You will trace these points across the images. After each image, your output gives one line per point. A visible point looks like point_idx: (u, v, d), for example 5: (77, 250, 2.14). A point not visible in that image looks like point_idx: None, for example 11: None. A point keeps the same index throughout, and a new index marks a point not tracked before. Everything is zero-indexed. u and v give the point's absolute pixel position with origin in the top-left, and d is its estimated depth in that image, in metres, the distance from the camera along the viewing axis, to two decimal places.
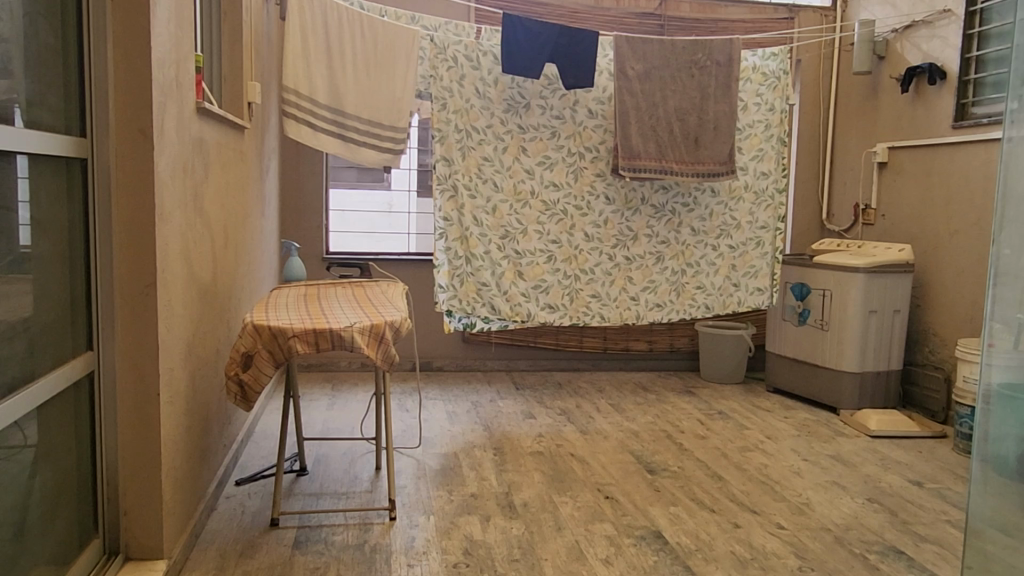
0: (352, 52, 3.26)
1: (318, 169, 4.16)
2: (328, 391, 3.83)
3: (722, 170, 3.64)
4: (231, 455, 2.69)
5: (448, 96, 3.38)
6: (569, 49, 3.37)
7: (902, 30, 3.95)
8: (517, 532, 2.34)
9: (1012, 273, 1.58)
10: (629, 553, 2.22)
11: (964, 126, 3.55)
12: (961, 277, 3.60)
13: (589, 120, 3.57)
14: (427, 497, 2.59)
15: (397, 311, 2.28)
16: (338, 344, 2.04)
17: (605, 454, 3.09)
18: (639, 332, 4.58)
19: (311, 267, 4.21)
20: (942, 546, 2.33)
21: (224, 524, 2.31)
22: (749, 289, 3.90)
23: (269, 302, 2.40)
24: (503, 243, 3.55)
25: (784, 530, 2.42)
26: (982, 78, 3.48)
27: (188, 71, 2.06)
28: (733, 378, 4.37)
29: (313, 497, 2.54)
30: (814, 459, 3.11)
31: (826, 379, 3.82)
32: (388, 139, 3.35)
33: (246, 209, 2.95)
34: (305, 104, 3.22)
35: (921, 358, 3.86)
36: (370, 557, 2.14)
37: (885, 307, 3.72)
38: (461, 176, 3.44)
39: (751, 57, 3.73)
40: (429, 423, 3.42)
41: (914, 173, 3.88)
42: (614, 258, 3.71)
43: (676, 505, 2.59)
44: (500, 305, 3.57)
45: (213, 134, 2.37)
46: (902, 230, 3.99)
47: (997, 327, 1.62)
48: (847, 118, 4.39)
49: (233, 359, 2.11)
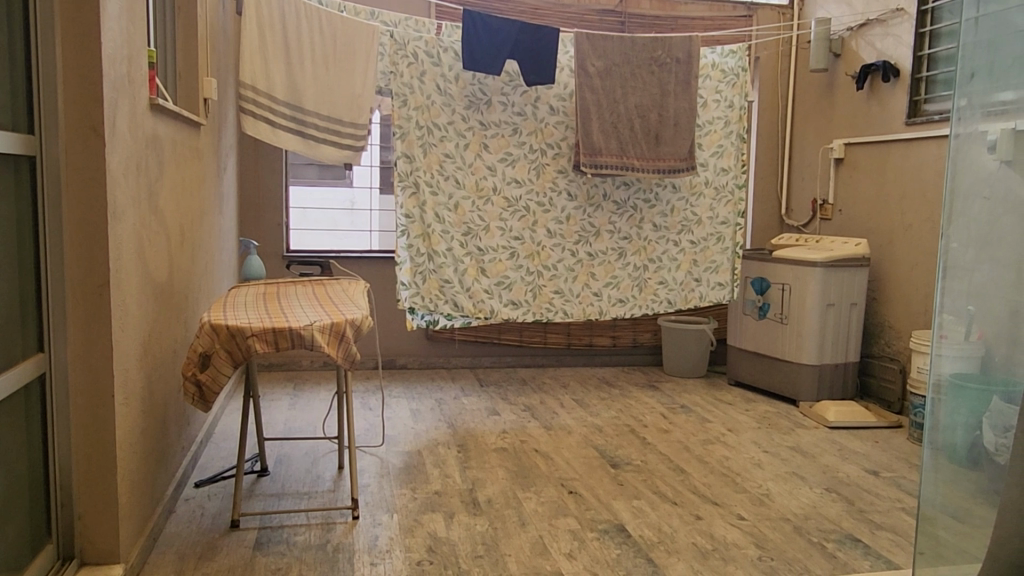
0: (310, 47, 3.24)
1: (278, 166, 4.11)
2: (290, 390, 3.80)
3: (683, 166, 3.69)
4: (190, 457, 2.65)
5: (408, 93, 3.36)
6: (530, 46, 3.38)
7: (856, 28, 4.03)
8: (481, 528, 2.34)
9: (962, 267, 1.60)
10: (592, 547, 2.24)
11: (917, 123, 3.63)
12: (915, 271, 3.69)
13: (550, 117, 3.58)
14: (390, 495, 2.58)
15: (357, 309, 2.26)
16: (298, 343, 2.02)
17: (569, 449, 3.10)
18: (603, 328, 4.61)
19: (272, 265, 4.16)
20: (897, 533, 2.39)
21: (184, 527, 2.28)
22: (710, 285, 3.94)
23: (227, 302, 2.35)
24: (466, 240, 3.54)
25: (745, 521, 2.46)
26: (933, 75, 3.56)
27: (141, 66, 2.02)
28: (695, 372, 4.43)
29: (275, 498, 2.52)
30: (774, 451, 3.16)
31: (786, 371, 3.89)
32: (348, 135, 3.32)
33: (203, 208, 2.90)
34: (263, 100, 3.19)
35: (878, 350, 3.95)
36: (333, 556, 2.13)
37: (842, 300, 3.80)
38: (423, 172, 3.42)
39: (710, 54, 3.77)
40: (393, 422, 3.41)
41: (870, 169, 3.96)
42: (577, 254, 3.73)
43: (639, 499, 2.61)
44: (463, 302, 3.57)
45: (168, 131, 2.33)
46: (858, 224, 4.07)
47: (947, 318, 1.62)
48: (804, 115, 4.47)
49: (190, 359, 2.08)
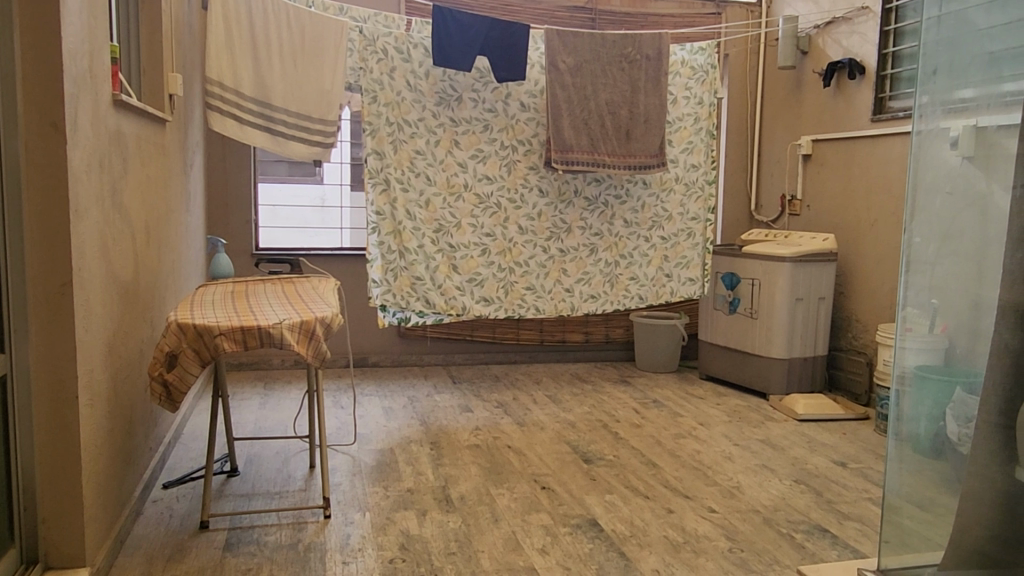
0: (278, 43, 3.21)
1: (246, 163, 4.07)
2: (260, 389, 3.77)
3: (653, 163, 3.71)
4: (158, 459, 2.62)
5: (378, 89, 3.34)
6: (500, 42, 3.38)
7: (823, 26, 4.08)
8: (454, 525, 2.34)
9: (925, 262, 1.60)
10: (564, 542, 2.24)
11: (882, 120, 3.69)
12: (881, 265, 3.75)
13: (521, 113, 3.58)
14: (362, 494, 2.56)
15: (328, 307, 2.25)
16: (267, 342, 2.00)
17: (541, 445, 3.11)
18: (575, 324, 4.63)
19: (241, 264, 4.12)
20: (863, 523, 2.43)
21: (151, 529, 2.25)
22: (680, 280, 3.96)
23: (195, 301, 2.32)
24: (437, 237, 3.53)
25: (716, 513, 2.48)
26: (898, 73, 3.62)
27: (103, 62, 1.98)
28: (667, 367, 4.46)
29: (244, 498, 2.49)
30: (744, 444, 3.20)
31: (756, 365, 3.93)
32: (317, 132, 3.30)
33: (169, 206, 2.86)
34: (230, 97, 3.15)
35: (845, 343, 4.00)
36: (304, 556, 2.12)
37: (811, 294, 3.84)
38: (393, 169, 3.40)
39: (680, 51, 3.80)
40: (365, 420, 3.40)
41: (837, 164, 4.01)
42: (548, 251, 3.74)
43: (611, 493, 2.63)
44: (435, 299, 3.56)
45: (132, 127, 2.30)
46: (826, 219, 4.12)
47: (911, 312, 1.62)
48: (773, 112, 4.52)
49: (157, 359, 2.05)
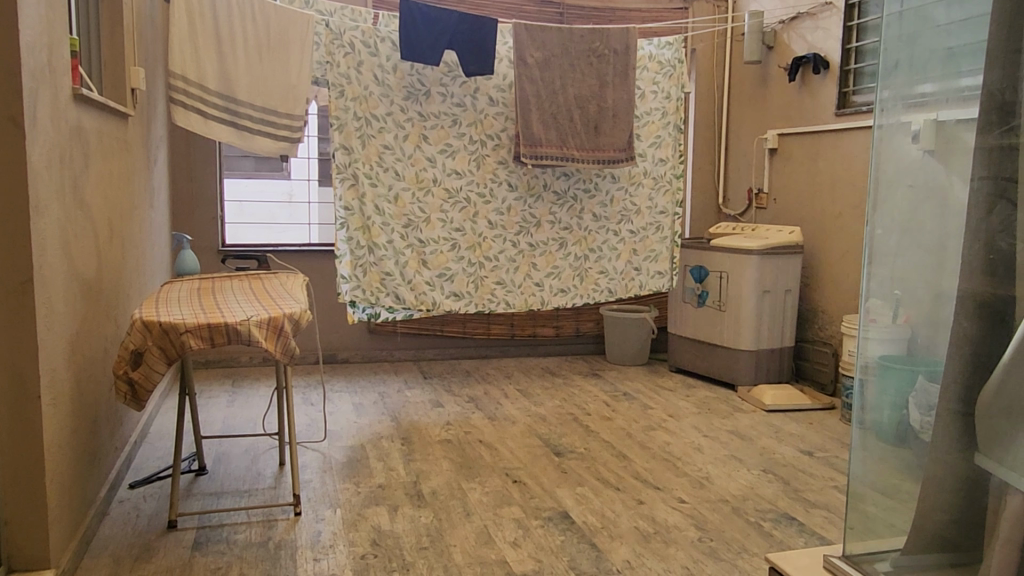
0: (242, 36, 3.18)
1: (211, 158, 4.01)
2: (227, 387, 3.73)
3: (621, 157, 3.73)
4: (123, 458, 2.58)
5: (345, 83, 3.31)
6: (468, 37, 3.38)
7: (788, 21, 4.12)
8: (426, 520, 2.34)
9: (887, 254, 1.58)
10: (536, 534, 2.26)
11: (847, 114, 3.74)
12: (845, 258, 3.81)
13: (490, 108, 3.57)
14: (333, 490, 2.55)
15: (296, 303, 2.23)
16: (234, 338, 1.98)
17: (512, 439, 3.12)
18: (546, 318, 4.65)
19: (207, 260, 4.07)
20: (830, 510, 2.47)
21: (118, 529, 2.22)
22: (649, 273, 3.99)
23: (159, 298, 2.28)
24: (406, 232, 3.51)
25: (685, 503, 2.51)
26: (862, 68, 3.67)
27: (62, 55, 1.94)
28: (637, 359, 4.49)
29: (213, 497, 2.47)
30: (714, 435, 3.23)
31: (724, 357, 3.98)
32: (283, 126, 3.27)
33: (132, 202, 2.82)
34: (194, 91, 3.12)
35: (811, 334, 4.06)
36: (274, 554, 2.10)
37: (777, 286, 3.89)
38: (362, 164, 3.38)
39: (647, 46, 3.81)
40: (335, 416, 3.37)
41: (802, 159, 4.07)
42: (518, 245, 3.74)
43: (582, 486, 2.64)
44: (405, 294, 3.55)
45: (94, 123, 2.26)
46: (792, 212, 4.18)
47: (874, 304, 1.60)
48: (740, 106, 4.57)
49: (122, 357, 2.02)
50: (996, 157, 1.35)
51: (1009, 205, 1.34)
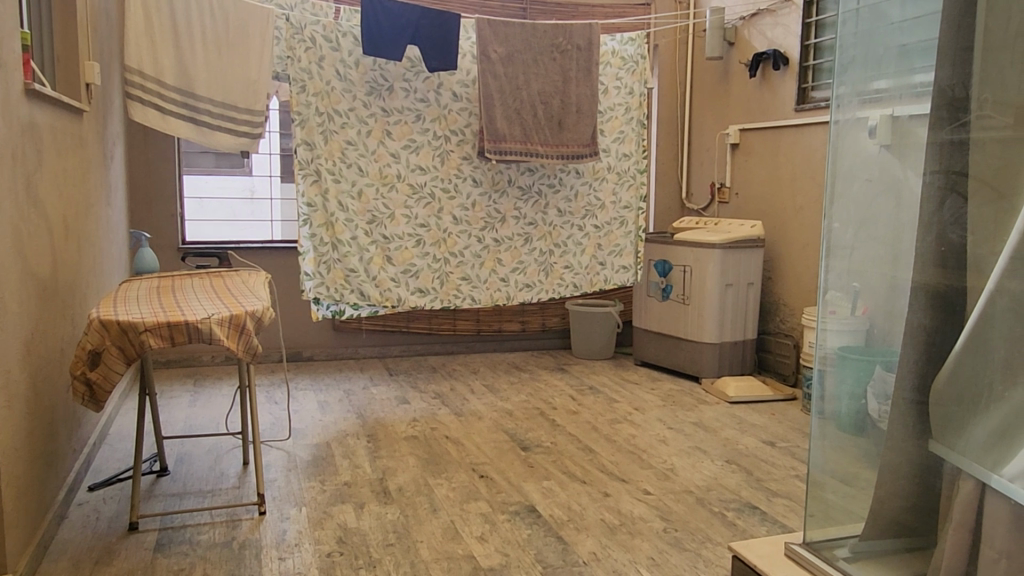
0: (200, 31, 3.16)
1: (170, 155, 3.95)
2: (189, 387, 3.67)
3: (586, 152, 3.76)
4: (82, 460, 2.53)
5: (306, 78, 3.26)
6: (431, 32, 3.37)
7: (748, 17, 4.18)
8: (392, 516, 2.33)
9: (844, 247, 1.61)
10: (503, 528, 2.27)
11: (806, 110, 3.80)
12: (806, 251, 3.87)
13: (453, 103, 3.56)
14: (298, 489, 2.53)
15: (257, 301, 2.20)
16: (195, 337, 1.95)
17: (479, 434, 3.12)
18: (511, 314, 4.66)
19: (166, 258, 4.00)
20: (791, 499, 2.52)
21: (77, 533, 2.18)
22: (614, 268, 4.01)
23: (118, 297, 2.24)
24: (370, 228, 3.49)
25: (650, 495, 2.54)
26: (820, 64, 3.73)
27: (14, 50, 1.90)
28: (603, 353, 4.52)
29: (175, 497, 2.44)
30: (678, 427, 3.27)
31: (688, 350, 4.02)
32: (244, 122, 3.24)
33: (88, 199, 2.77)
34: (150, 86, 3.09)
35: (773, 327, 4.13)
36: (238, 554, 2.08)
37: (739, 280, 3.94)
38: (324, 160, 3.35)
39: (610, 41, 3.83)
40: (299, 415, 3.34)
41: (763, 154, 4.13)
42: (483, 241, 3.74)
43: (549, 479, 2.66)
44: (369, 291, 3.52)
45: (47, 118, 2.22)
46: (753, 206, 4.24)
47: (832, 296, 1.63)
48: (702, 101, 4.62)
49: (79, 358, 1.98)
50: (947, 151, 1.38)
51: (959, 198, 1.37)
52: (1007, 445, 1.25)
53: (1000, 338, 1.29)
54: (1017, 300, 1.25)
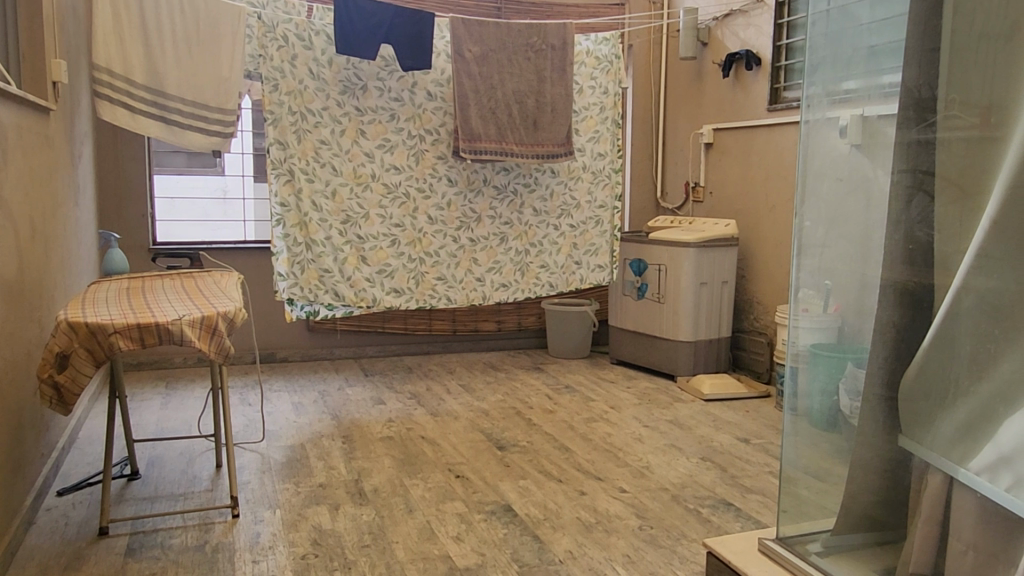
0: (171, 30, 3.13)
1: (140, 154, 3.89)
2: (161, 389, 3.63)
3: (561, 151, 3.77)
4: (50, 464, 2.50)
5: (279, 78, 3.24)
6: (405, 31, 3.36)
7: (721, 18, 4.21)
8: (367, 518, 2.32)
9: (815, 245, 1.63)
10: (479, 528, 2.26)
11: (778, 109, 3.84)
12: (779, 250, 3.91)
13: (428, 102, 3.55)
14: (272, 491, 2.51)
15: (229, 302, 2.19)
16: (166, 339, 1.93)
17: (455, 434, 3.12)
18: (487, 313, 4.66)
19: (136, 259, 3.95)
20: (765, 495, 2.54)
21: (46, 538, 2.15)
22: (590, 267, 4.03)
23: (86, 299, 2.21)
24: (344, 228, 3.47)
25: (626, 493, 2.55)
26: (792, 64, 3.77)
27: None
28: (579, 352, 4.54)
29: (147, 501, 2.40)
30: (654, 425, 3.29)
31: (664, 348, 4.05)
32: (215, 121, 3.19)
33: (56, 200, 2.72)
34: (120, 84, 3.05)
35: (747, 325, 4.16)
36: (212, 557, 2.06)
37: (714, 278, 3.97)
38: (297, 159, 3.32)
39: (585, 41, 3.84)
40: (273, 416, 3.32)
41: (736, 153, 4.16)
42: (458, 241, 3.74)
43: (525, 479, 2.66)
44: (344, 291, 3.49)
45: (13, 118, 2.18)
46: (727, 205, 4.27)
47: (805, 294, 1.65)
48: (676, 101, 4.65)
49: (46, 360, 1.94)
50: (914, 151, 1.40)
51: (926, 197, 1.39)
52: (972, 440, 1.27)
53: (965, 335, 1.30)
54: (982, 296, 1.27)
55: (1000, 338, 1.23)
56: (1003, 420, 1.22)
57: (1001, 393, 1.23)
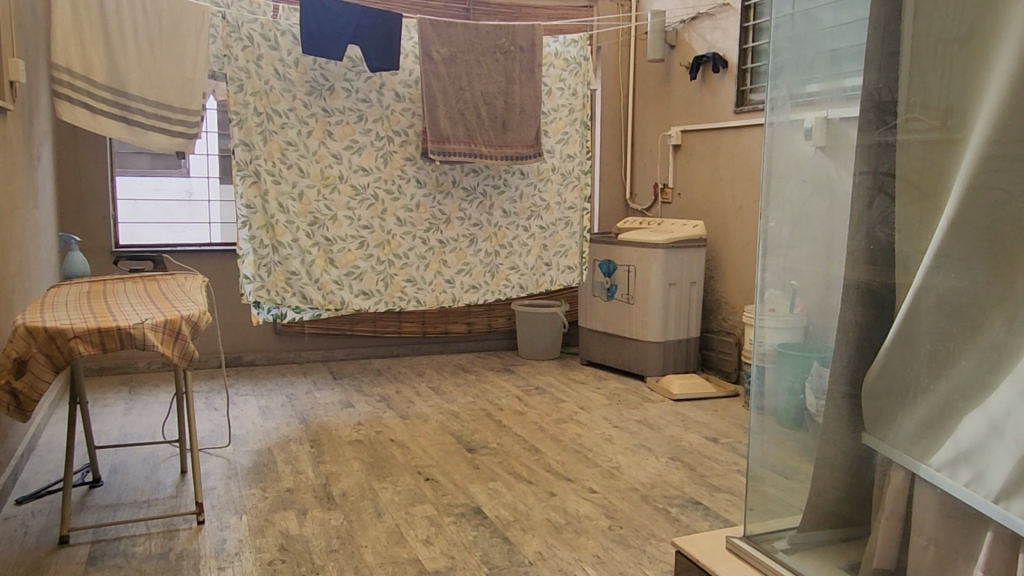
0: (133, 29, 3.08)
1: (102, 156, 3.83)
2: (124, 394, 3.57)
3: (529, 153, 3.77)
4: (8, 473, 2.44)
5: (244, 78, 3.19)
6: (373, 32, 3.35)
7: (688, 21, 4.25)
8: (336, 522, 2.30)
9: (781, 245, 1.65)
10: (449, 531, 2.25)
11: (745, 112, 3.88)
12: (746, 250, 3.95)
13: (396, 103, 3.54)
14: (238, 496, 2.48)
15: (193, 305, 2.16)
16: (128, 343, 1.90)
17: (425, 437, 3.10)
18: (457, 315, 4.65)
19: (98, 262, 3.88)
20: (732, 493, 2.57)
21: (2, 548, 2.09)
22: (559, 268, 4.03)
23: (45, 303, 2.16)
24: (312, 230, 3.43)
25: (596, 493, 2.56)
26: (758, 67, 3.81)
27: None
28: (549, 353, 4.54)
29: (109, 509, 2.36)
30: (623, 425, 3.30)
31: (633, 348, 4.07)
32: (178, 121, 3.14)
33: (14, 202, 2.66)
34: (79, 84, 3.02)
35: (716, 325, 4.20)
36: (175, 565, 2.03)
37: (683, 279, 4.00)
38: (263, 161, 3.28)
39: (553, 43, 3.85)
40: (239, 421, 3.27)
41: (704, 155, 4.20)
42: (427, 242, 3.72)
43: (495, 480, 2.66)
44: (312, 294, 3.46)
45: None
46: (695, 206, 4.31)
47: (771, 294, 1.66)
48: (644, 103, 4.68)
49: (3, 366, 1.90)
50: (876, 153, 1.43)
51: (886, 199, 1.41)
52: (932, 437, 1.29)
53: (925, 333, 1.32)
54: (941, 295, 1.29)
55: (958, 336, 1.25)
56: (961, 416, 1.24)
57: (960, 390, 1.25)
